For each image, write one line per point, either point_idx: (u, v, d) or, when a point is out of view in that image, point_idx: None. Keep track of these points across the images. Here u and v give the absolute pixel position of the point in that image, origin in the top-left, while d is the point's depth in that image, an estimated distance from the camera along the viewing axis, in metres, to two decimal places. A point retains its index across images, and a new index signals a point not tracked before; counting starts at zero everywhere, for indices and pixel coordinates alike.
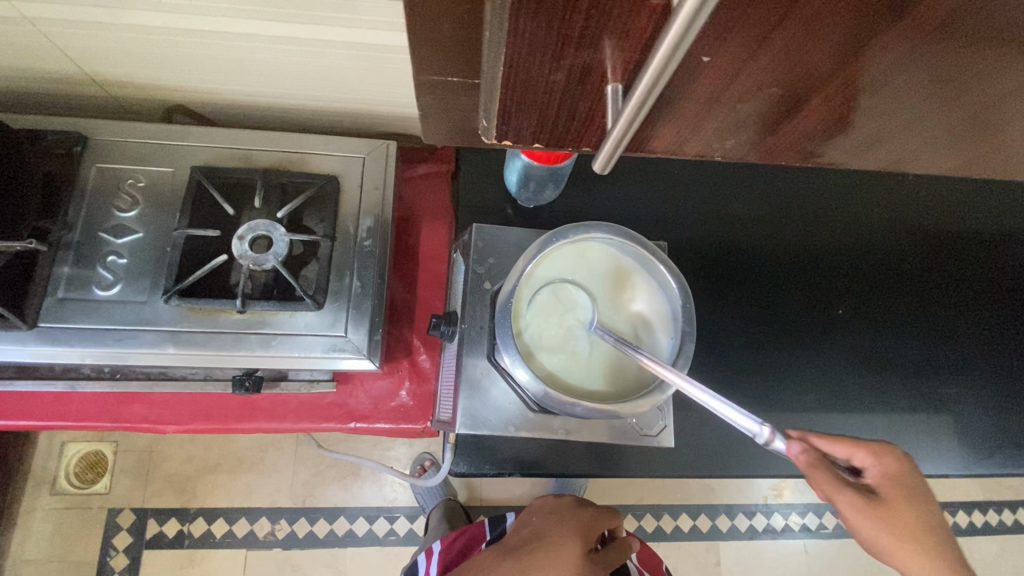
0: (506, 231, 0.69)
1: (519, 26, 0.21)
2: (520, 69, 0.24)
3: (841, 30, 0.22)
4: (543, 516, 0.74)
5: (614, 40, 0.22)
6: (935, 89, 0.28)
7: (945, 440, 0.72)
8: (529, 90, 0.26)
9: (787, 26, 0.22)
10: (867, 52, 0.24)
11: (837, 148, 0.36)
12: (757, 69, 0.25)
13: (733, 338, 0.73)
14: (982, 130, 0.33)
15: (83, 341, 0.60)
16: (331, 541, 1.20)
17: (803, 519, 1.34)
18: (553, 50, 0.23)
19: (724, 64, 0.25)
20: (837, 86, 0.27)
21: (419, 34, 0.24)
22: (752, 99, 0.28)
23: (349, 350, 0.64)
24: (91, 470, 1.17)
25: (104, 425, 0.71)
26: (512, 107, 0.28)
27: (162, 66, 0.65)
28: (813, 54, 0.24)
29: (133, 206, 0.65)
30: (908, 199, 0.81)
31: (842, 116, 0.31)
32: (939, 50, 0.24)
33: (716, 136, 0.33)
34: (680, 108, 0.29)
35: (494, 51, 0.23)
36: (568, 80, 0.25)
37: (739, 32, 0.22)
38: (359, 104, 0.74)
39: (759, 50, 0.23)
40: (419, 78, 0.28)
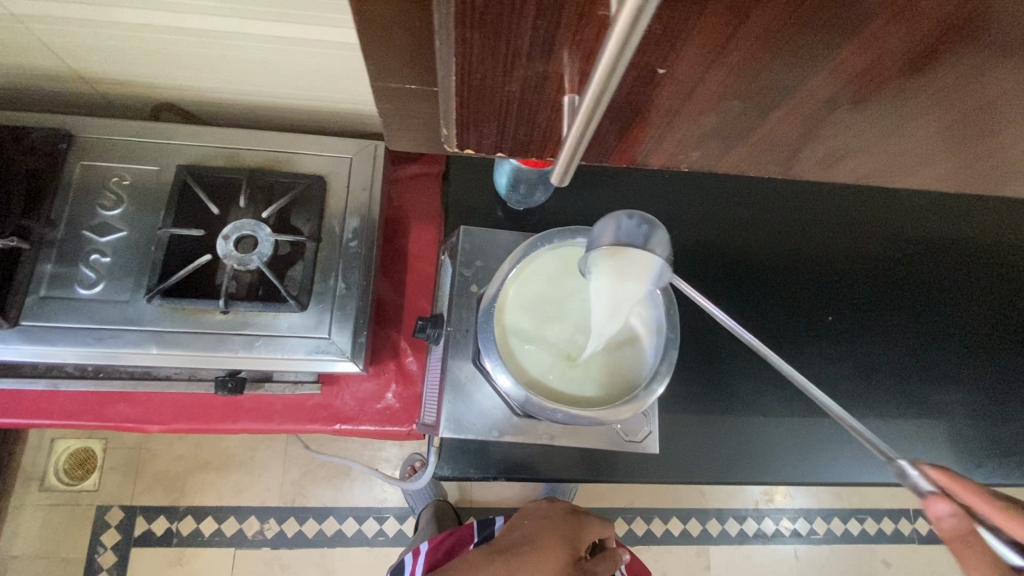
0: (493, 233, 0.69)
1: (468, 34, 0.20)
2: (476, 76, 0.23)
3: (799, 42, 0.22)
4: (535, 519, 0.74)
5: (565, 49, 0.21)
6: (904, 102, 0.27)
7: (933, 449, 0.71)
8: (487, 98, 0.25)
9: (741, 39, 0.21)
10: (829, 64, 0.23)
11: (817, 159, 0.35)
12: (717, 81, 0.25)
13: (722, 344, 0.72)
14: (962, 143, 0.33)
15: (64, 340, 0.59)
16: (320, 541, 1.20)
17: (795, 525, 1.34)
18: (506, 59, 0.22)
19: (683, 76, 0.24)
20: (803, 98, 0.27)
21: (375, 40, 0.24)
22: (716, 111, 0.28)
23: (332, 352, 0.63)
24: (80, 467, 1.17)
25: (88, 424, 0.70)
26: (473, 115, 0.27)
27: (150, 63, 0.65)
28: (773, 66, 0.24)
29: (118, 205, 0.65)
30: (898, 206, 0.80)
31: (811, 128, 0.30)
32: (901, 65, 0.24)
33: (689, 146, 0.33)
34: (647, 118, 0.29)
35: (447, 58, 0.22)
36: (524, 90, 0.25)
37: (694, 43, 0.22)
38: (349, 104, 0.74)
39: (717, 62, 0.23)
40: (376, 85, 0.27)
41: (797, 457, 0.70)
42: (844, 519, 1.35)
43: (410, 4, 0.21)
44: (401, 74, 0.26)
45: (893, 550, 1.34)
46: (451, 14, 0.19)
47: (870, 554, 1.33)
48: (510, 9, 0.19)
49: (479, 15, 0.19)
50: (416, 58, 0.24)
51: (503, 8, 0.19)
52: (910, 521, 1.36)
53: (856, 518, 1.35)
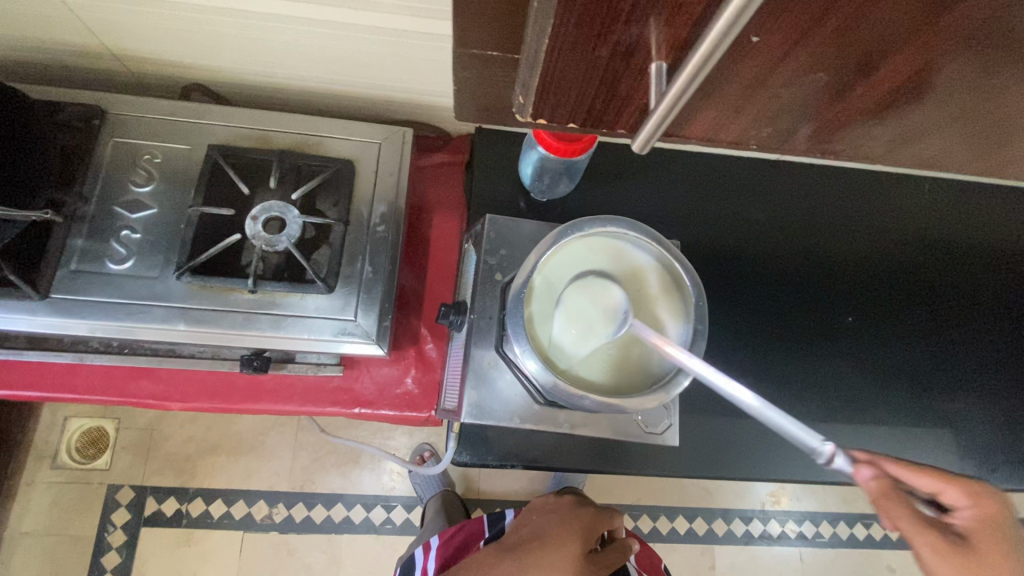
0: (519, 223, 0.69)
1: None
2: (566, 40, 0.23)
3: (890, 19, 0.22)
4: (542, 514, 0.73)
5: (665, 14, 0.21)
6: (984, 81, 0.27)
7: (949, 451, 0.71)
8: (570, 66, 0.25)
9: (843, 6, 0.21)
10: (920, 38, 0.23)
11: (879, 140, 0.35)
12: (806, 52, 0.25)
13: (742, 340, 0.73)
14: (1011, 130, 0.33)
15: (94, 314, 0.60)
16: (328, 528, 1.21)
17: (800, 527, 1.34)
18: (600, 24, 0.22)
19: (769, 48, 0.24)
20: (885, 74, 0.26)
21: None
22: (793, 86, 0.28)
23: (357, 334, 0.64)
24: (92, 446, 1.18)
25: (111, 399, 0.71)
26: (551, 84, 0.27)
27: (185, 42, 0.65)
28: (862, 41, 0.24)
29: (148, 182, 0.65)
30: (923, 207, 0.80)
31: (879, 109, 0.30)
32: (984, 46, 0.24)
33: (758, 121, 0.33)
34: (722, 91, 0.29)
35: (541, 20, 0.22)
36: (611, 57, 0.25)
37: (794, 10, 0.22)
38: (377, 90, 0.74)
39: (808, 34, 0.23)
40: (459, 51, 0.29)
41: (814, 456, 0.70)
42: (850, 523, 1.35)
43: None
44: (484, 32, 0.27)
45: (898, 556, 1.34)
46: None
47: (874, 559, 1.33)
48: None
49: None
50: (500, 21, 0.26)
51: None
52: None
53: (862, 523, 1.35)
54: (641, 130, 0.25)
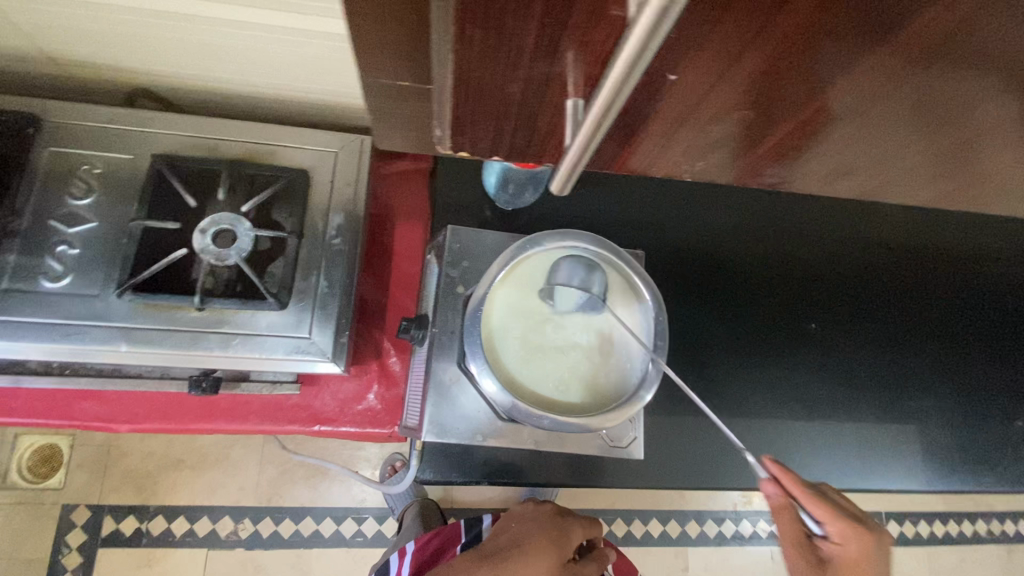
0: (481, 234, 0.67)
1: (469, 30, 0.19)
2: (475, 76, 0.23)
3: (813, 59, 0.22)
4: (523, 522, 0.71)
5: (570, 51, 0.20)
6: (903, 123, 0.28)
7: (907, 455, 0.73)
8: (488, 97, 0.25)
9: (757, 49, 0.21)
10: (847, 80, 0.24)
11: (821, 171, 0.36)
12: (728, 88, 0.25)
13: (708, 350, 0.73)
14: (952, 160, 0.34)
15: (26, 335, 0.56)
16: (296, 542, 1.18)
17: (771, 527, 1.36)
18: (509, 59, 0.21)
19: (696, 77, 0.24)
20: (813, 112, 0.27)
21: (370, 35, 0.23)
22: (735, 111, 0.27)
23: (313, 352, 0.61)
24: (44, 464, 1.12)
25: (52, 423, 0.67)
26: (471, 113, 0.27)
27: (125, 46, 0.62)
28: (799, 74, 0.23)
29: (88, 194, 0.62)
30: (883, 215, 0.81)
31: (825, 136, 0.30)
32: (917, 82, 0.24)
33: (695, 153, 0.33)
34: (653, 121, 0.29)
35: (445, 57, 0.21)
36: (527, 90, 0.24)
37: (707, 52, 0.22)
38: (334, 96, 0.72)
39: (731, 71, 0.23)
40: (367, 79, 0.27)
41: (778, 465, 0.70)
42: None
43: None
44: (394, 71, 0.25)
45: None
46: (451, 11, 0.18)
47: None
48: (517, 6, 0.18)
49: (485, 11, 0.18)
50: (404, 53, 0.24)
51: (510, 4, 0.18)
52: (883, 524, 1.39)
53: None
54: (564, 160, 0.23)
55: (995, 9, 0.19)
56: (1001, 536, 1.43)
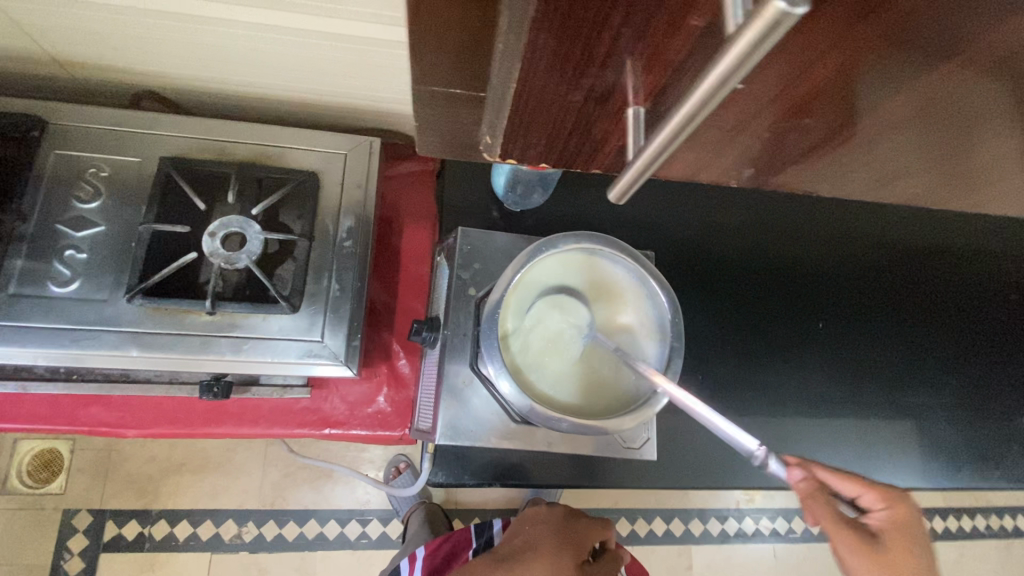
0: (492, 236, 0.67)
1: (542, 39, 0.20)
2: (537, 85, 0.23)
3: (880, 69, 0.23)
4: (536, 526, 0.71)
5: (637, 61, 0.21)
6: (952, 130, 0.29)
7: (915, 453, 0.73)
8: (547, 107, 0.26)
9: (830, 60, 0.22)
10: (907, 88, 0.25)
11: (865, 177, 0.37)
12: (793, 96, 0.26)
13: (717, 350, 0.73)
14: (974, 166, 0.35)
15: (34, 340, 0.55)
16: (301, 545, 1.17)
17: (773, 524, 1.36)
18: (576, 69, 0.22)
19: (767, 82, 0.24)
20: (867, 119, 0.28)
21: (431, 43, 0.23)
22: (793, 121, 0.28)
23: (324, 355, 0.61)
24: (45, 469, 1.11)
25: (58, 429, 0.67)
26: (527, 121, 0.27)
27: (131, 47, 0.61)
28: (866, 77, 0.24)
29: (95, 197, 0.61)
30: (889, 215, 0.82)
31: (861, 139, 0.31)
32: (967, 86, 0.24)
33: (744, 160, 0.34)
34: (711, 130, 0.30)
35: (512, 65, 0.22)
36: (587, 99, 0.25)
37: (782, 62, 0.22)
38: (342, 97, 0.71)
39: (801, 79, 0.24)
40: (418, 87, 0.27)
41: None
42: None
43: (474, 5, 0.20)
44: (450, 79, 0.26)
45: None
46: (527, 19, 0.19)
47: None
48: (595, 16, 0.19)
49: (563, 20, 0.19)
50: (457, 60, 0.24)
51: (589, 14, 0.19)
52: None
53: None
54: (623, 174, 0.22)
55: None
56: (998, 530, 1.45)
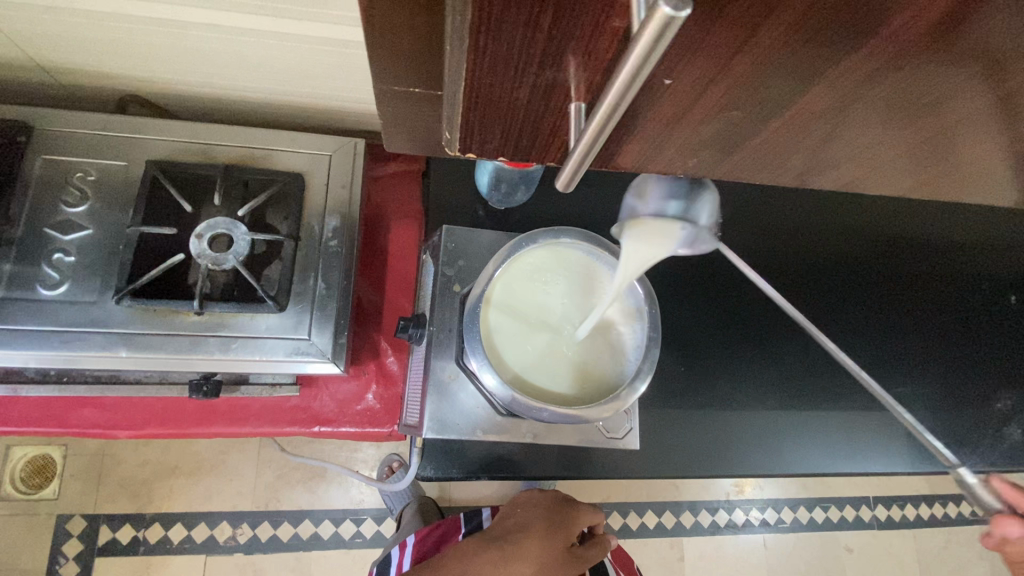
0: (475, 233, 0.68)
1: (482, 38, 0.21)
2: (485, 84, 0.25)
3: (795, 62, 0.25)
4: (527, 508, 0.72)
5: (571, 61, 0.23)
6: (880, 117, 0.31)
7: (893, 438, 0.75)
8: (496, 104, 0.27)
9: (748, 52, 0.24)
10: (830, 79, 0.27)
11: (811, 167, 0.39)
12: (719, 89, 0.27)
13: (699, 342, 0.75)
14: (916, 152, 0.37)
15: (25, 343, 0.56)
16: (295, 545, 1.18)
17: (763, 515, 1.38)
18: (517, 68, 0.24)
19: (692, 76, 0.26)
20: (801, 109, 0.30)
21: (386, 46, 0.24)
22: (727, 112, 0.30)
23: (312, 353, 0.62)
24: (38, 475, 1.11)
25: (50, 431, 0.67)
26: (481, 118, 0.29)
27: (116, 53, 0.62)
28: (785, 69, 0.26)
29: (82, 201, 0.62)
30: (863, 207, 0.84)
31: (814, 129, 0.33)
32: (897, 75, 0.26)
33: (686, 153, 0.36)
34: (650, 123, 0.31)
35: (460, 65, 0.23)
36: (532, 97, 0.26)
37: (702, 55, 0.24)
38: (326, 99, 0.72)
39: (724, 73, 0.26)
40: (380, 87, 0.28)
41: (770, 452, 0.72)
42: (810, 507, 1.40)
43: (422, 10, 0.21)
44: (409, 80, 0.27)
45: (856, 536, 1.40)
46: (466, 21, 0.20)
47: (833, 541, 1.39)
48: (526, 20, 0.20)
49: (497, 22, 0.20)
50: (413, 59, 0.25)
51: (520, 18, 0.20)
52: (871, 508, 1.43)
53: (821, 506, 1.41)
54: (566, 165, 0.25)
55: (960, 15, 0.22)
56: None
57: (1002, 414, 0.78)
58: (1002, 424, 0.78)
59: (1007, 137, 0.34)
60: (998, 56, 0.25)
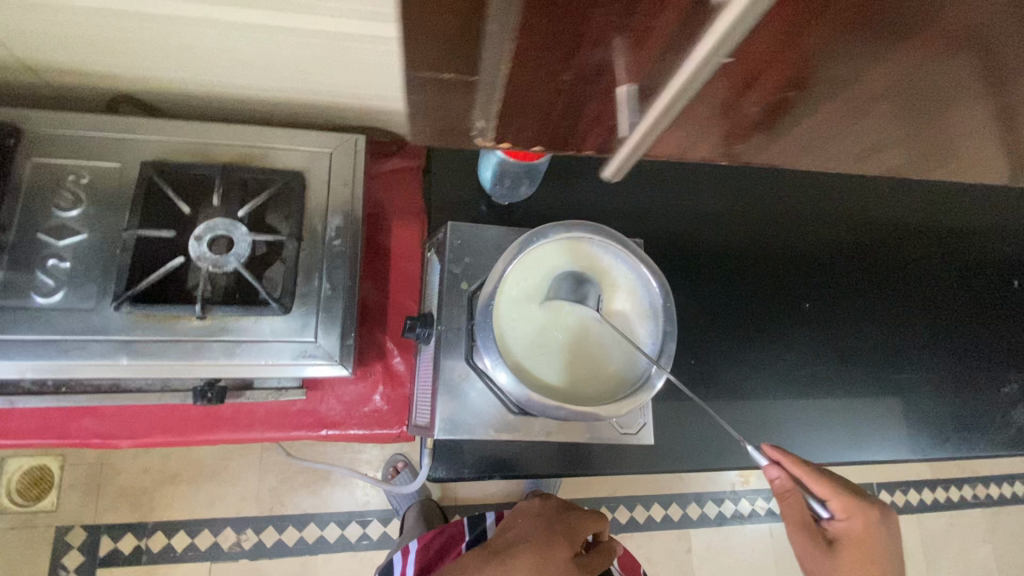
0: (481, 229, 0.67)
1: (534, 15, 0.20)
2: (528, 65, 0.24)
3: (857, 37, 0.24)
4: (530, 518, 0.71)
5: (620, 35, 0.22)
6: (927, 96, 0.30)
7: (905, 425, 0.75)
8: (537, 88, 0.26)
9: (811, 26, 0.23)
10: (890, 55, 0.26)
11: (844, 149, 0.38)
12: (774, 68, 0.26)
13: (709, 334, 0.74)
14: (947, 133, 0.36)
15: (21, 353, 0.54)
16: (301, 549, 1.16)
17: (768, 504, 1.39)
18: (565, 47, 0.23)
19: (749, 54, 0.25)
20: (851, 87, 0.29)
21: (419, 27, 0.23)
22: (774, 94, 0.29)
23: (319, 355, 0.61)
24: (35, 487, 1.09)
25: (48, 443, 0.65)
26: (518, 104, 0.28)
27: (106, 51, 0.60)
28: (845, 45, 0.25)
29: (76, 206, 0.60)
30: (869, 194, 0.84)
31: (857, 109, 0.32)
32: (955, 49, 0.26)
33: (724, 137, 0.36)
34: (692, 108, 0.30)
35: (503, 45, 0.23)
36: (575, 78, 0.26)
37: (762, 31, 0.23)
38: (324, 95, 0.71)
39: (781, 50, 0.25)
40: (411, 74, 0.28)
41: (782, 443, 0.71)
42: None
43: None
44: (439, 65, 0.26)
45: None
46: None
47: None
48: None
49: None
50: (450, 43, 0.25)
51: None
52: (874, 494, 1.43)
53: None
54: None
55: None
56: (985, 499, 1.48)
57: (1011, 398, 0.78)
58: (1011, 407, 0.78)
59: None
60: None
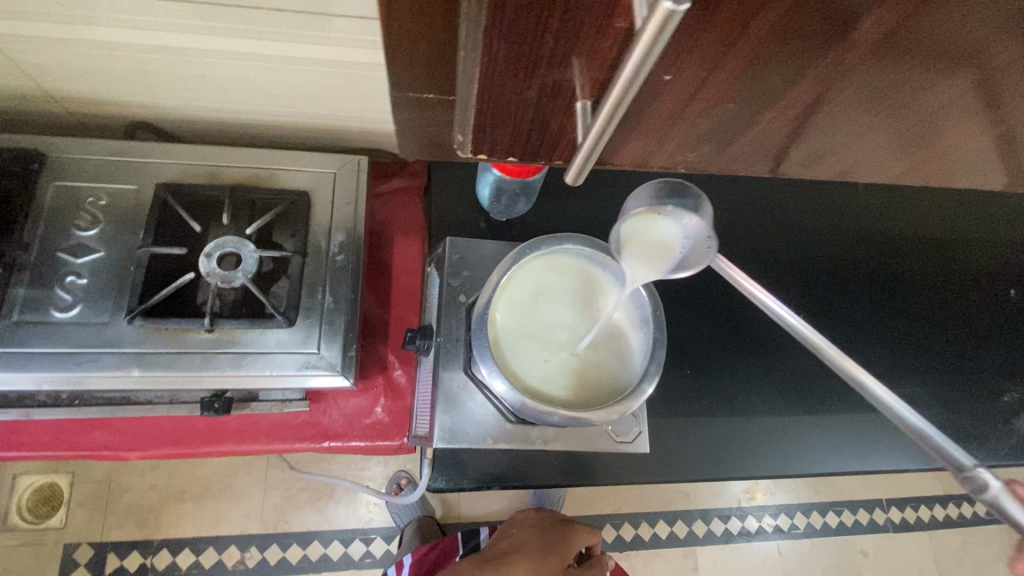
0: (478, 244, 0.70)
1: (495, 44, 0.23)
2: (498, 88, 0.27)
3: (784, 54, 0.27)
4: (523, 529, 0.73)
5: (578, 60, 0.25)
6: (868, 107, 0.33)
7: (902, 434, 0.75)
8: (507, 107, 0.29)
9: (739, 47, 0.26)
10: (817, 70, 0.28)
11: (805, 154, 0.41)
12: (717, 83, 0.29)
13: (703, 345, 0.76)
14: (903, 140, 0.38)
15: (38, 365, 0.57)
16: (304, 568, 1.16)
17: (776, 521, 1.37)
18: (528, 71, 0.26)
19: (690, 72, 0.28)
20: (792, 100, 0.31)
21: (404, 57, 0.27)
22: (721, 105, 0.32)
23: (322, 367, 0.63)
24: (45, 504, 1.11)
25: (63, 454, 0.68)
26: (493, 122, 0.31)
27: (127, 81, 0.64)
28: (773, 62, 0.27)
29: (94, 225, 0.63)
30: (858, 205, 0.86)
31: (805, 119, 0.34)
32: (875, 65, 0.28)
33: (686, 147, 0.38)
34: (653, 120, 0.33)
35: (472, 69, 0.25)
36: (541, 98, 0.28)
37: (696, 53, 0.26)
38: (329, 119, 0.74)
39: (718, 68, 0.28)
40: (397, 95, 0.30)
41: (780, 453, 0.72)
42: (823, 512, 1.39)
43: (438, 20, 0.24)
44: (422, 86, 0.29)
45: (870, 540, 1.39)
46: (481, 29, 0.23)
47: (848, 546, 1.38)
48: (536, 24, 0.22)
49: (509, 27, 0.22)
50: (432, 68, 0.28)
51: (530, 22, 0.22)
52: (884, 511, 1.41)
53: (833, 511, 1.39)
54: (575, 159, 0.27)
55: (929, 7, 0.24)
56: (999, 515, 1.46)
57: (1011, 407, 0.78)
58: (1012, 416, 0.78)
59: (982, 123, 0.36)
60: (967, 47, 0.27)
